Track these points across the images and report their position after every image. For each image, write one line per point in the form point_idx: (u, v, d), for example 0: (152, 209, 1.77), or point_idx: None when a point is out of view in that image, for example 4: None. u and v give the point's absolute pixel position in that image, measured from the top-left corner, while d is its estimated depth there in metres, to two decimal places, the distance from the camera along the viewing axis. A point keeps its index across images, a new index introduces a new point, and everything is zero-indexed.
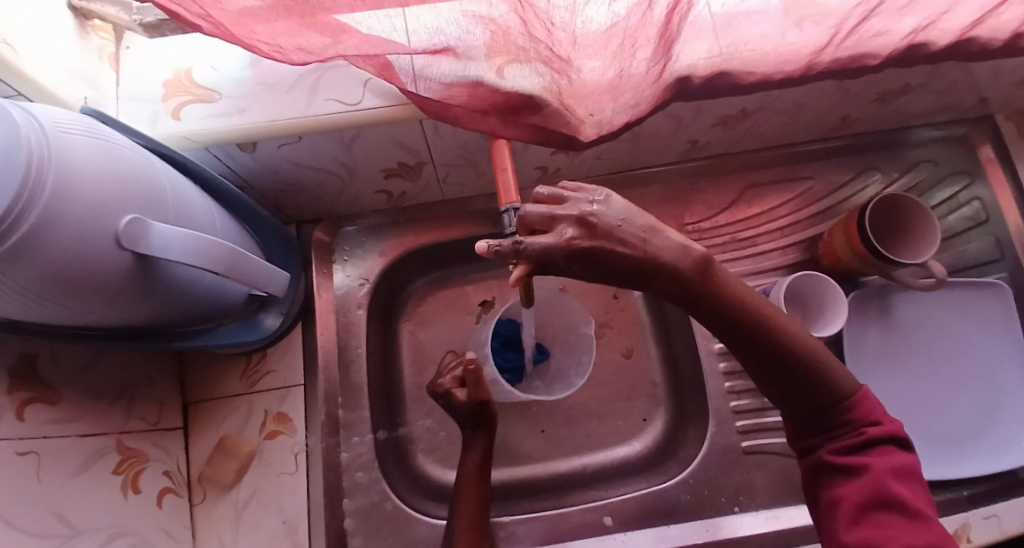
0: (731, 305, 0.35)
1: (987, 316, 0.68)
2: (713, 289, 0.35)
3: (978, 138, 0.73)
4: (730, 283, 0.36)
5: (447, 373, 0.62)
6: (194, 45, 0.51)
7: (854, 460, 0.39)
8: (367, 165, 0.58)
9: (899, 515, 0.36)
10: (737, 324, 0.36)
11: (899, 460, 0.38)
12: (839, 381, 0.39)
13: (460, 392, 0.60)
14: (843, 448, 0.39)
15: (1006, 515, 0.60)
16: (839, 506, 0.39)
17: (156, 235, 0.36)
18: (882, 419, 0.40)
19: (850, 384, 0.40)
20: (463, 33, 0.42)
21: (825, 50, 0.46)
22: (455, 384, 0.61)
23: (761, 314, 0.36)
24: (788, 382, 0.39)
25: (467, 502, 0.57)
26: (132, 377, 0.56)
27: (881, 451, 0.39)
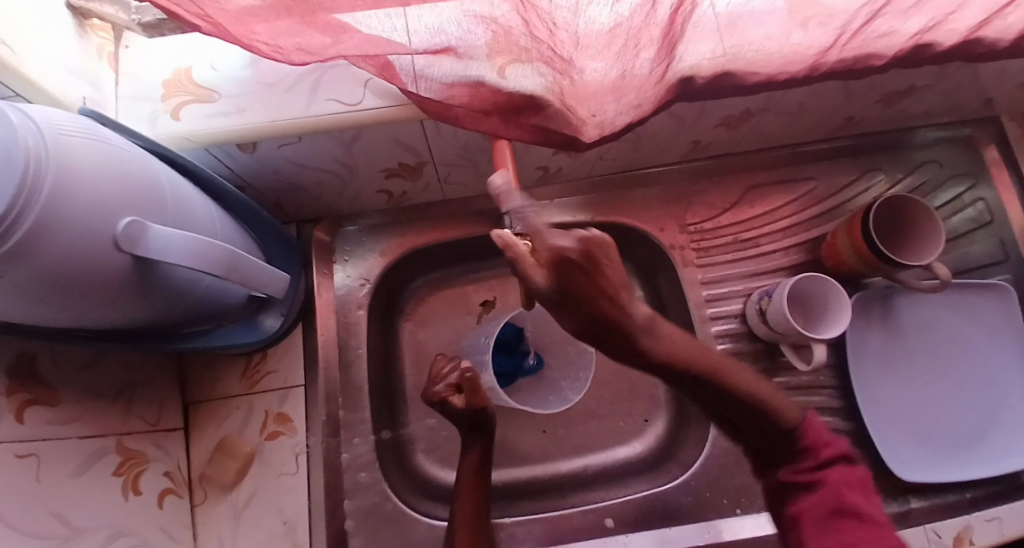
0: (677, 361, 0.37)
1: (991, 319, 0.68)
2: (657, 350, 0.36)
3: (984, 139, 0.73)
4: (675, 341, 0.37)
5: (442, 379, 0.60)
6: (193, 45, 0.50)
7: (812, 477, 0.40)
8: (368, 165, 0.57)
9: (854, 521, 0.38)
10: (681, 375, 0.38)
11: (851, 474, 0.40)
12: (785, 413, 0.41)
13: (457, 399, 0.58)
14: (802, 467, 0.41)
15: (1008, 518, 0.60)
16: (800, 522, 0.40)
17: (155, 237, 0.36)
18: (831, 440, 0.42)
19: (795, 412, 0.42)
20: (464, 34, 0.41)
21: (830, 51, 0.46)
22: (450, 391, 0.59)
23: (706, 363, 0.38)
24: (738, 417, 0.41)
25: (465, 502, 0.57)
26: (131, 377, 0.56)
27: (836, 467, 0.41)
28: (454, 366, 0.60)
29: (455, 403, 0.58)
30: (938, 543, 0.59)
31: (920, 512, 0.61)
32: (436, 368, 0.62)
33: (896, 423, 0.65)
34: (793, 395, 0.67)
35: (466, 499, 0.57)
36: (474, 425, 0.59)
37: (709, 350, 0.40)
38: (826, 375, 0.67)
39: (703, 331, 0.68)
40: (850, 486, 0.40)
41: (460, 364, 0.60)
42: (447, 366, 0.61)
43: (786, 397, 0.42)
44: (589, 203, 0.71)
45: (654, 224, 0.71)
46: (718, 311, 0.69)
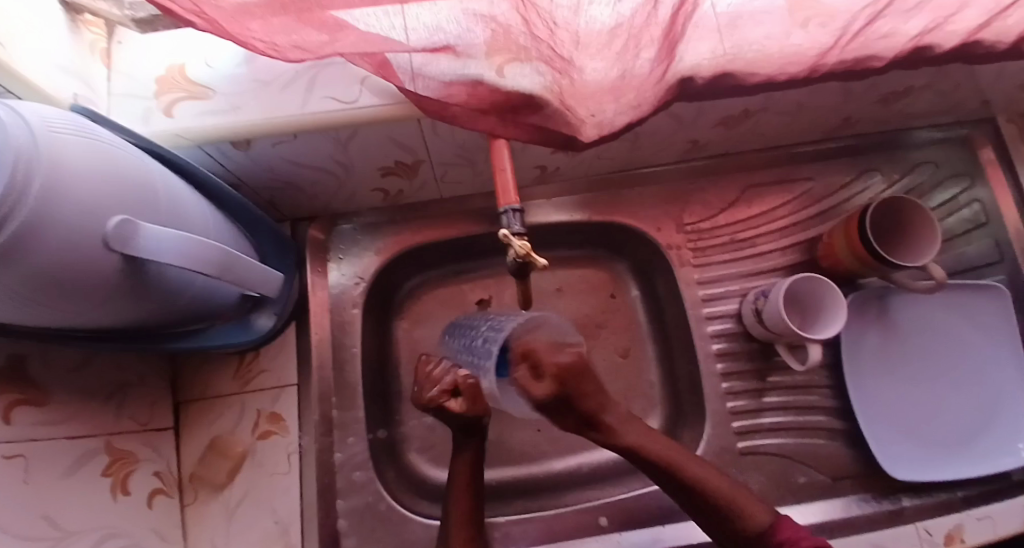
0: (643, 449, 0.53)
1: (987, 320, 0.68)
2: (632, 446, 0.53)
3: (979, 140, 0.73)
4: (650, 448, 0.53)
5: (431, 383, 0.55)
6: (187, 41, 0.50)
7: (762, 540, 0.49)
8: (364, 163, 0.57)
9: None
10: (651, 465, 0.53)
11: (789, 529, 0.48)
12: (749, 514, 0.50)
13: (454, 404, 0.49)
14: (756, 536, 0.50)
15: (1000, 516, 0.61)
16: None
17: (146, 236, 0.35)
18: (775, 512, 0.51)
19: (758, 515, 0.50)
20: (463, 33, 0.41)
21: (830, 53, 0.46)
22: (445, 394, 0.48)
23: (671, 461, 0.52)
24: (705, 509, 0.52)
25: (461, 494, 0.56)
26: (122, 377, 0.56)
27: (781, 528, 0.49)
28: (449, 366, 0.50)
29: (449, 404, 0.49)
30: (931, 541, 0.60)
31: (912, 510, 0.62)
32: (426, 370, 0.50)
33: (891, 423, 0.65)
34: (787, 394, 0.67)
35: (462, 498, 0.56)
36: (467, 428, 0.55)
37: (676, 444, 0.55)
38: (821, 375, 0.68)
39: (699, 330, 0.69)
40: (786, 537, 0.48)
41: (460, 366, 0.50)
42: (439, 363, 0.51)
43: (756, 502, 0.51)
44: (586, 202, 0.71)
45: (651, 224, 0.71)
46: (714, 310, 0.70)
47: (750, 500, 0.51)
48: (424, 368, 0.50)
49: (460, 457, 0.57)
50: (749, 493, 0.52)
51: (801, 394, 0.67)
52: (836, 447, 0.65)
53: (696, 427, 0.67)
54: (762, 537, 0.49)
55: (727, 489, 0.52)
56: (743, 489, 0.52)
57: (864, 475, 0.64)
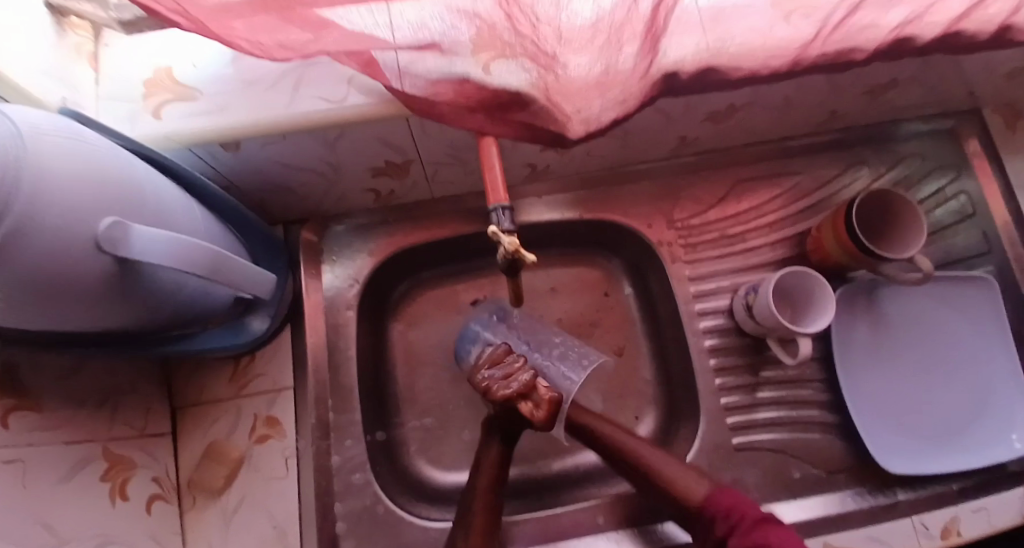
0: (597, 436, 0.60)
1: (977, 312, 0.69)
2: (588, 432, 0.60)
3: (966, 132, 0.74)
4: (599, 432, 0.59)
5: (508, 377, 0.55)
6: (172, 43, 0.50)
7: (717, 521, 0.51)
8: (355, 164, 0.57)
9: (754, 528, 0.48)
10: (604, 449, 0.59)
11: (726, 499, 0.52)
12: (689, 490, 0.54)
13: (533, 411, 0.53)
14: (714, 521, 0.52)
15: (995, 509, 0.61)
16: None
17: (137, 238, 0.35)
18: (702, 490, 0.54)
19: (696, 489, 0.54)
20: (448, 29, 0.42)
21: (813, 44, 0.46)
22: (521, 398, 0.54)
23: (617, 448, 0.58)
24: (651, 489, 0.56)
25: (479, 492, 0.56)
26: (115, 383, 0.55)
27: (717, 500, 0.52)
28: (521, 371, 0.56)
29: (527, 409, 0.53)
30: (925, 533, 0.60)
31: (908, 502, 0.62)
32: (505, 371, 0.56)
33: (884, 414, 0.65)
34: (781, 389, 0.67)
35: (482, 492, 0.56)
36: (506, 431, 0.59)
37: (635, 435, 0.60)
38: (813, 368, 0.68)
39: (691, 325, 0.69)
40: (732, 507, 0.51)
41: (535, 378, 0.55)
42: (511, 367, 0.56)
43: (696, 480, 0.55)
44: (577, 200, 0.72)
45: (642, 220, 0.72)
46: (706, 306, 0.70)
47: (689, 479, 0.55)
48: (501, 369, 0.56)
49: (488, 455, 0.59)
50: (689, 472, 0.55)
51: (794, 388, 0.67)
52: (829, 440, 0.65)
53: (692, 423, 0.67)
54: (700, 511, 0.53)
55: (671, 469, 0.56)
56: (683, 468, 0.56)
57: (859, 467, 0.64)
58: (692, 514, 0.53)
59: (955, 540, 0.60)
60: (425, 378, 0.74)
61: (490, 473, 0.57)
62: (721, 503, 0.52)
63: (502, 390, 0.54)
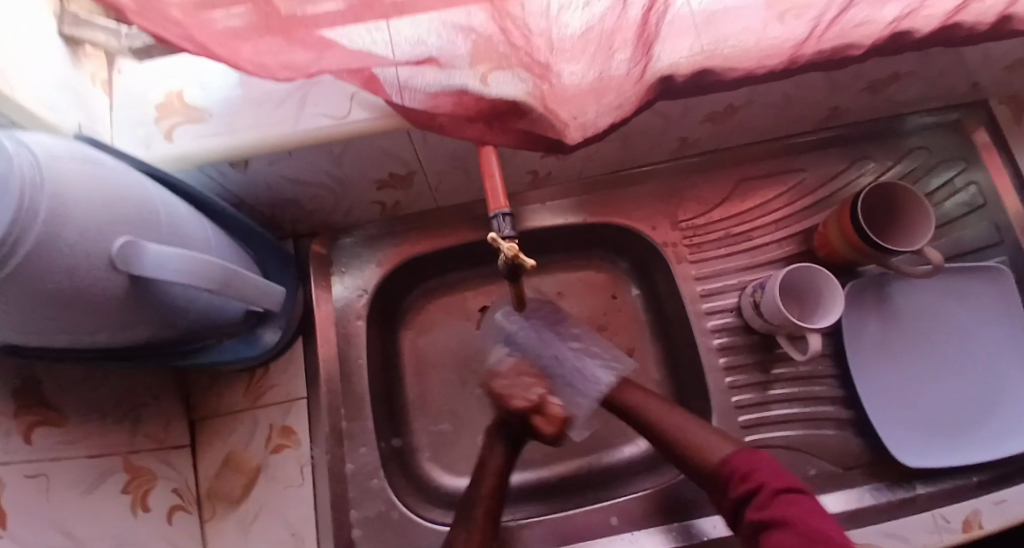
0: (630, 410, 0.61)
1: (987, 300, 0.68)
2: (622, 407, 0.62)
3: (973, 123, 0.73)
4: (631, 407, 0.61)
5: (530, 397, 0.60)
6: (181, 67, 0.52)
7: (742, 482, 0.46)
8: (360, 177, 0.58)
9: (784, 491, 0.43)
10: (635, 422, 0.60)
11: (753, 460, 0.48)
12: (704, 451, 0.52)
13: (540, 422, 0.59)
14: (735, 488, 0.46)
15: (1017, 500, 0.59)
16: (768, 522, 0.42)
17: (150, 255, 0.36)
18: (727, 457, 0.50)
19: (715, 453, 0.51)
20: (444, 45, 0.43)
21: (807, 43, 0.47)
22: (536, 412, 0.60)
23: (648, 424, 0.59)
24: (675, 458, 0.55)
25: (483, 492, 0.56)
26: (135, 396, 0.57)
27: (744, 461, 0.48)
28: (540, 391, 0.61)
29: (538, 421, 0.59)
30: (948, 528, 0.58)
31: (926, 498, 0.61)
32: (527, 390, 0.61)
33: (895, 408, 0.65)
34: (792, 385, 0.67)
35: (484, 490, 0.56)
36: (513, 438, 0.61)
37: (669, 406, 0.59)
38: (825, 365, 0.68)
39: (699, 325, 0.69)
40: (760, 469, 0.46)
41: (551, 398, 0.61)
42: (530, 383, 0.62)
43: (720, 445, 0.52)
44: (581, 205, 0.72)
45: (645, 222, 0.72)
46: (714, 305, 0.70)
47: (717, 443, 0.52)
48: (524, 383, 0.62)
49: (489, 460, 0.59)
50: (718, 438, 0.53)
51: (805, 384, 0.67)
52: (843, 437, 0.65)
53: (702, 423, 0.67)
54: (718, 471, 0.49)
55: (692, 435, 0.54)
56: (713, 435, 0.53)
57: (875, 464, 0.63)
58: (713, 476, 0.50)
59: (977, 533, 0.58)
60: (435, 384, 0.74)
61: (493, 479, 0.58)
62: (742, 464, 0.48)
63: (520, 402, 0.60)
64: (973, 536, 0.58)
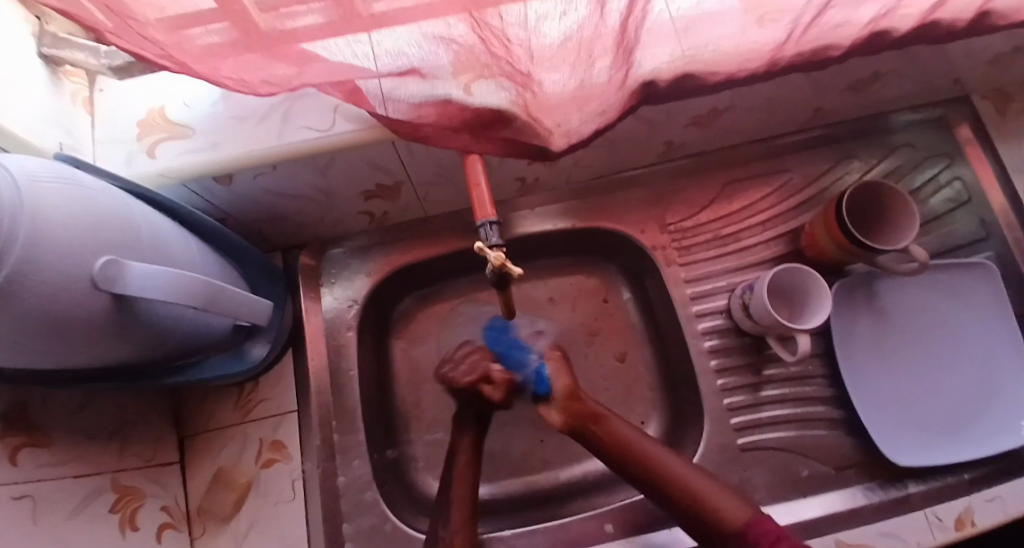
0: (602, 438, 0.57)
1: (976, 296, 0.68)
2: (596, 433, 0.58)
3: (956, 119, 0.74)
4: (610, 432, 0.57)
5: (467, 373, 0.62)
6: (163, 85, 0.52)
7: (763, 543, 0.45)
8: (346, 188, 0.58)
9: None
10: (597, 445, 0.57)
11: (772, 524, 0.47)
12: (721, 509, 0.49)
13: (489, 390, 0.61)
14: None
15: (1011, 497, 0.59)
16: None
17: (133, 274, 0.36)
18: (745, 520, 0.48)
19: (730, 513, 0.49)
20: (426, 55, 0.42)
21: (785, 46, 0.47)
22: (483, 381, 0.61)
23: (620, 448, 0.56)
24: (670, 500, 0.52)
25: (457, 497, 0.56)
26: (124, 415, 0.57)
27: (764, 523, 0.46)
28: (483, 361, 0.63)
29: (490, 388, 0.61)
30: (940, 525, 0.58)
31: (918, 495, 0.61)
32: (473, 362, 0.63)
33: (888, 406, 0.65)
34: (784, 386, 0.67)
35: (461, 464, 0.59)
36: (478, 414, 0.62)
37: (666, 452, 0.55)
38: (815, 364, 0.68)
39: (690, 327, 0.69)
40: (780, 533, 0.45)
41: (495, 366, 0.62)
42: (476, 357, 0.64)
43: (732, 500, 0.50)
44: (570, 210, 0.73)
45: (634, 226, 0.72)
46: (704, 307, 0.70)
47: (732, 500, 0.50)
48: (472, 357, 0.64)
49: (460, 441, 0.61)
50: (726, 491, 0.51)
51: (797, 384, 0.67)
52: (836, 437, 0.65)
53: (695, 426, 0.67)
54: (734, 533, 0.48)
55: (703, 484, 0.52)
56: (720, 488, 0.51)
57: (866, 463, 0.64)
58: (729, 540, 0.48)
59: (970, 530, 0.58)
60: (428, 394, 0.74)
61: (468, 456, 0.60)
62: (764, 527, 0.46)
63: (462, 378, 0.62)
64: (966, 534, 0.58)
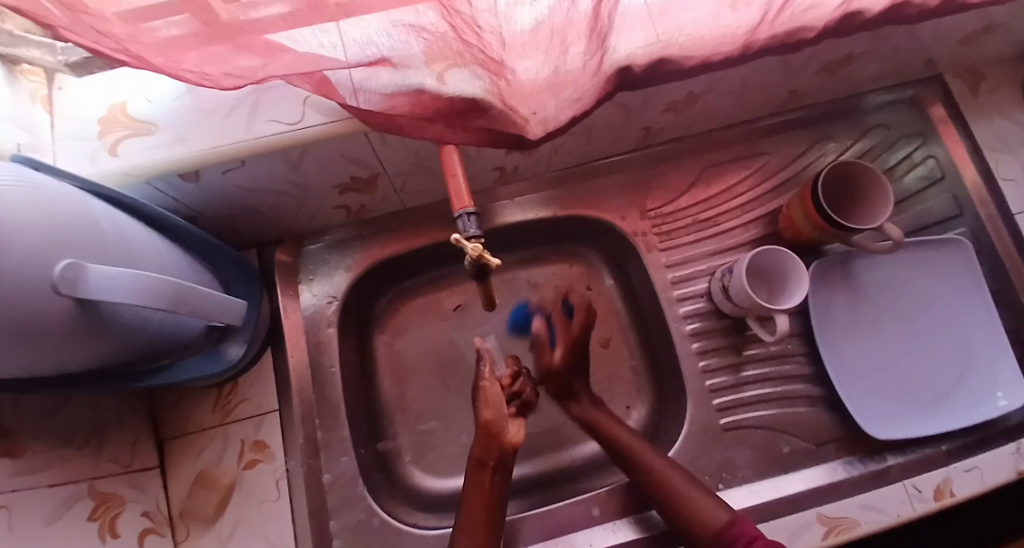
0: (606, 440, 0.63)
1: (950, 270, 0.69)
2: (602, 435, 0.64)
3: (929, 97, 0.75)
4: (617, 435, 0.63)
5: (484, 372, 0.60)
6: (121, 80, 0.49)
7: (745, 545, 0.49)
8: (320, 182, 0.57)
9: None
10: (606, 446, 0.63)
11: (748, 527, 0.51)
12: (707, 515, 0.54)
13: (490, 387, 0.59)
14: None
15: (988, 466, 0.61)
16: None
17: (95, 277, 0.35)
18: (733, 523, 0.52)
19: (718, 517, 0.53)
20: (396, 44, 0.40)
21: (759, 29, 0.47)
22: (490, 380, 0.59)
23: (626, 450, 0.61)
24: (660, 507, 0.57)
25: (467, 509, 0.54)
26: (99, 420, 0.55)
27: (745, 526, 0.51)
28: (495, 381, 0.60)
29: (506, 413, 0.57)
30: (920, 497, 0.60)
31: (898, 467, 0.63)
32: (488, 395, 0.57)
33: (865, 383, 0.66)
34: (764, 366, 0.68)
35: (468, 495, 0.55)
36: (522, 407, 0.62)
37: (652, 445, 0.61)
38: (794, 343, 0.69)
39: (671, 313, 0.70)
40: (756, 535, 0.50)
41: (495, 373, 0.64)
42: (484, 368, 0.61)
43: (718, 506, 0.54)
44: (551, 199, 0.72)
45: (615, 213, 0.72)
46: (685, 291, 0.71)
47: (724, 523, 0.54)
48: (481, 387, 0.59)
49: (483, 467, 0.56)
50: (712, 498, 0.55)
51: (777, 364, 0.68)
52: (815, 413, 0.66)
53: (679, 408, 0.68)
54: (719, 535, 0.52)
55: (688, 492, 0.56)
56: (705, 493, 0.55)
57: (846, 438, 0.65)
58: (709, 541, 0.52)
59: (948, 500, 0.60)
60: (413, 387, 0.74)
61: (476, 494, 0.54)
62: (747, 532, 0.51)
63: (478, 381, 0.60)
64: (945, 503, 0.60)
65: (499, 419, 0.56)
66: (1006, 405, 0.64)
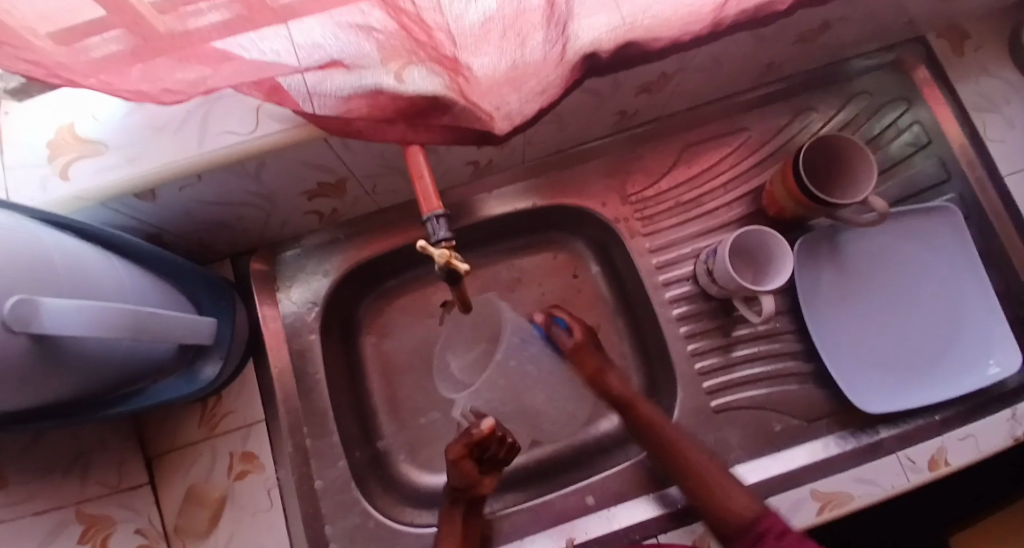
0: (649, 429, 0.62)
1: (938, 238, 0.68)
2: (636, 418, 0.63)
3: (912, 59, 0.73)
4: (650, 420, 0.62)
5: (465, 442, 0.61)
6: (64, 100, 0.47)
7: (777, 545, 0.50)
8: (286, 190, 0.55)
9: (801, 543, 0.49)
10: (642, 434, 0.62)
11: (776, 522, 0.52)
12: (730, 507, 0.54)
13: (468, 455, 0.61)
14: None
15: (983, 434, 0.60)
16: None
17: (49, 311, 0.32)
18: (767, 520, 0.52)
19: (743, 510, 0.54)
20: (347, 46, 0.38)
21: (727, 5, 0.45)
22: (468, 452, 0.61)
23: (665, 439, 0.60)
24: None
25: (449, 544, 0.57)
26: (83, 446, 0.55)
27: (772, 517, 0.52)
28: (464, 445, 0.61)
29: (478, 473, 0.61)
30: (914, 468, 0.59)
31: (891, 440, 0.62)
32: (463, 469, 0.60)
33: (853, 356, 0.66)
34: (754, 345, 0.68)
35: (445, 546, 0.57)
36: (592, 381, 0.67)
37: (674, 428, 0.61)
38: (782, 322, 0.69)
39: (657, 298, 0.69)
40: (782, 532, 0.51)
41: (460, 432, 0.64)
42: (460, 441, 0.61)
43: (744, 497, 0.55)
44: (529, 189, 0.71)
45: (595, 200, 0.71)
46: (670, 276, 0.70)
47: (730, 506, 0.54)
48: (455, 463, 0.60)
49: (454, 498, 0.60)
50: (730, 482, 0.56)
51: (765, 343, 0.68)
52: (807, 390, 0.66)
53: (670, 393, 0.68)
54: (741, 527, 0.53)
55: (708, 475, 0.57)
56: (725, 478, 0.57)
57: (837, 414, 0.65)
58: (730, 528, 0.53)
59: (944, 469, 0.59)
60: (403, 387, 0.74)
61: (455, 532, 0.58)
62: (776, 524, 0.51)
63: (458, 453, 0.60)
64: (940, 472, 0.59)
65: (472, 480, 0.60)
66: (998, 372, 0.63)
